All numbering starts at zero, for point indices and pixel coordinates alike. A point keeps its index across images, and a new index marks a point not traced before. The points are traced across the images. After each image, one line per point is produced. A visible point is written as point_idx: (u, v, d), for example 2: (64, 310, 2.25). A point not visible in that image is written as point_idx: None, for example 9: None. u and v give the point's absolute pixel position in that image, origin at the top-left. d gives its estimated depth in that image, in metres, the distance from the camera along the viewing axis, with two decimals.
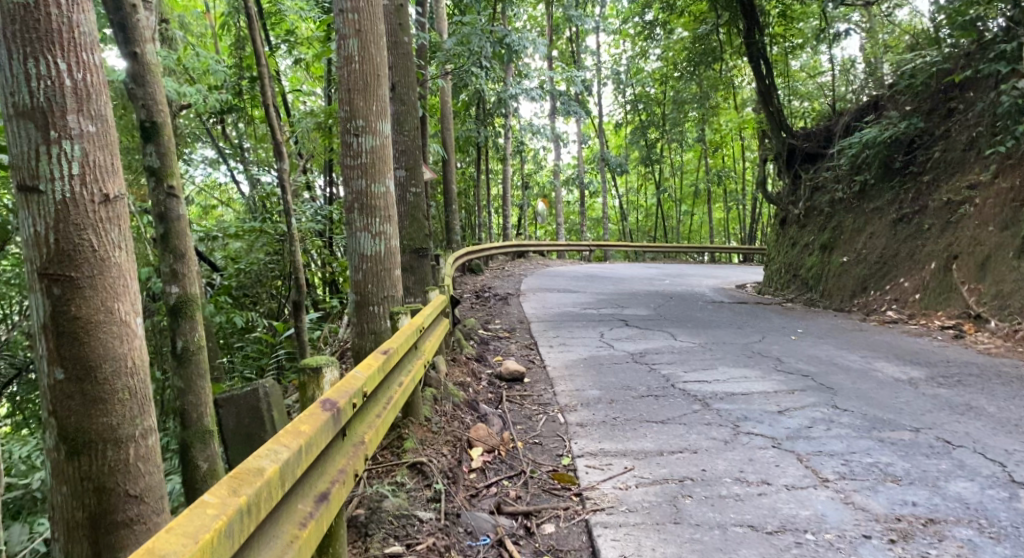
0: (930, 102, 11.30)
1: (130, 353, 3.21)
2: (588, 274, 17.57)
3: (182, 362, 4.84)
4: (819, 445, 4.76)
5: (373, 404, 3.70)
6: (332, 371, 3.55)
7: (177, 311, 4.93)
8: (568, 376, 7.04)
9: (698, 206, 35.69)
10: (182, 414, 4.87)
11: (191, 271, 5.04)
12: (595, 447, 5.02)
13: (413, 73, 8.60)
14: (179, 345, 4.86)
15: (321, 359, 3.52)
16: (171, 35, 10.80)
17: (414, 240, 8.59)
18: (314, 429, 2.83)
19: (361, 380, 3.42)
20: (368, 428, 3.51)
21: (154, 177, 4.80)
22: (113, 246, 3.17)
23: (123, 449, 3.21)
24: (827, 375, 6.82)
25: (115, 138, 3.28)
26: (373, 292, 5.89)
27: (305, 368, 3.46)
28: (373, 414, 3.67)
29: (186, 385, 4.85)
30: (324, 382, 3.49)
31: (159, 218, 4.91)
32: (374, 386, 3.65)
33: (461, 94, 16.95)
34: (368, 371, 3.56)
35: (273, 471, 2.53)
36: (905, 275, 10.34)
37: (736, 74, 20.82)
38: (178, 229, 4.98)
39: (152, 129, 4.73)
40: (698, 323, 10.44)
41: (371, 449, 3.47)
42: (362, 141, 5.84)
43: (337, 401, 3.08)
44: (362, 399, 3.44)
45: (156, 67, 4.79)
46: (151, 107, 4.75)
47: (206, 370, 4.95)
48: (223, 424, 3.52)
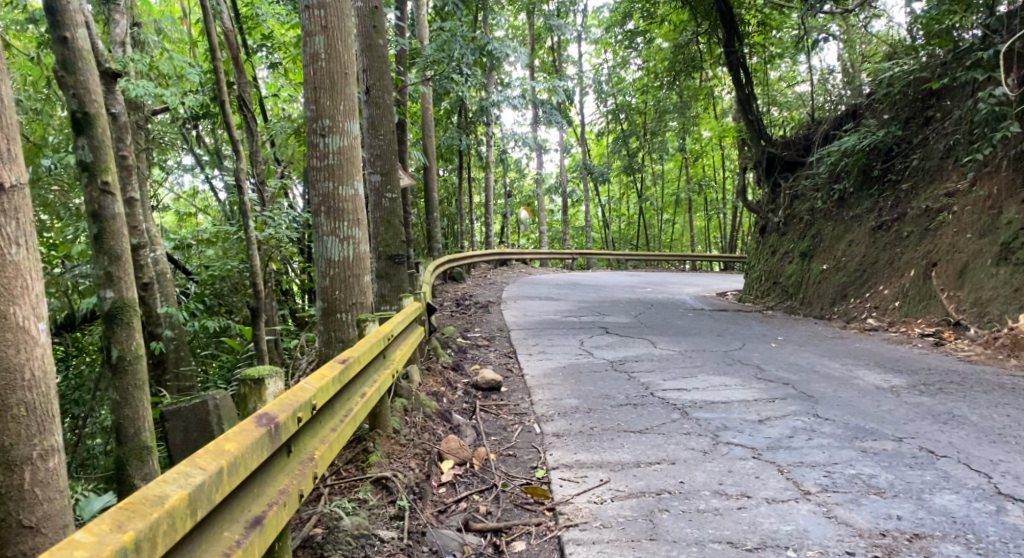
0: (907, 111, 11.26)
1: (26, 365, 3.08)
2: (571, 282, 17.41)
3: (116, 373, 4.60)
4: (801, 455, 4.60)
5: (328, 417, 3.52)
6: (277, 382, 3.34)
7: (112, 318, 4.64)
8: (545, 385, 6.86)
9: (680, 215, 35.69)
10: (118, 428, 4.67)
11: (128, 275, 4.70)
12: (570, 459, 4.83)
13: (388, 77, 8.40)
14: (114, 354, 4.62)
15: (265, 370, 3.31)
16: (143, 38, 10.57)
17: (390, 246, 8.26)
18: (240, 448, 2.65)
19: (309, 392, 3.23)
20: (321, 443, 3.33)
21: (86, 172, 4.52)
22: (8, 242, 3.04)
23: (17, 473, 3.08)
24: (809, 383, 6.68)
25: (14, 122, 3.10)
26: (341, 299, 5.69)
27: (246, 380, 3.25)
28: (328, 428, 3.49)
29: (122, 398, 4.66)
30: (267, 393, 3.28)
31: (93, 217, 4.64)
32: (329, 397, 3.46)
33: (441, 101, 16.77)
34: (321, 381, 3.38)
35: (175, 500, 2.35)
36: (884, 283, 10.26)
37: (717, 84, 20.82)
38: (114, 228, 4.69)
39: (84, 121, 4.42)
40: (678, 330, 10.29)
41: (323, 466, 3.29)
42: (329, 142, 5.64)
43: (275, 416, 2.92)
44: (313, 412, 3.25)
45: (89, 54, 4.47)
46: (83, 96, 4.42)
47: (144, 382, 4.70)
48: (169, 440, 3.30)
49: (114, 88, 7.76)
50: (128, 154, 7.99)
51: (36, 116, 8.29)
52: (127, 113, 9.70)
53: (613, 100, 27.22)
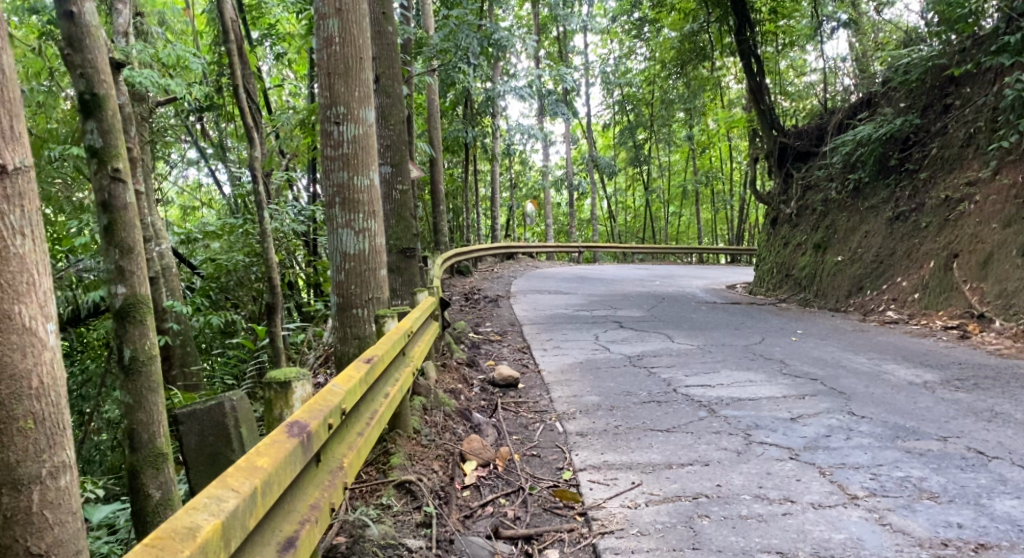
0: (925, 98, 10.93)
1: (33, 370, 2.73)
2: (580, 275, 17.16)
3: (130, 375, 4.29)
4: (842, 456, 4.39)
5: (355, 421, 3.32)
6: (304, 386, 3.15)
7: (125, 316, 4.35)
8: (564, 382, 6.65)
9: (686, 207, 35.39)
10: (130, 435, 4.36)
11: (140, 269, 4.42)
12: (597, 460, 4.63)
13: (398, 64, 8.18)
14: (127, 355, 4.30)
15: (291, 372, 3.12)
16: (146, 28, 10.36)
17: (401, 239, 8.13)
18: (273, 463, 2.47)
19: (339, 395, 3.04)
20: (349, 449, 3.14)
21: (95, 158, 4.22)
22: (12, 233, 2.70)
23: (24, 495, 2.72)
24: (837, 379, 6.46)
25: (17, 96, 2.78)
26: (357, 293, 5.48)
27: (271, 383, 3.07)
28: (355, 432, 3.29)
29: (135, 402, 4.35)
30: (294, 398, 3.09)
31: (102, 206, 4.34)
32: (356, 399, 3.27)
33: (447, 92, 16.49)
34: (348, 383, 3.20)
35: (211, 527, 2.16)
36: (902, 274, 10.04)
37: (726, 74, 20.50)
38: (124, 219, 4.39)
39: (93, 103, 4.19)
40: (693, 324, 10.07)
41: (352, 474, 3.11)
42: (343, 130, 5.43)
43: (306, 425, 2.73)
44: (341, 418, 3.06)
45: (98, 30, 4.22)
46: (91, 76, 4.17)
47: (159, 385, 4.43)
48: (184, 443, 3.14)
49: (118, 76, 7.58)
50: (133, 145, 7.83)
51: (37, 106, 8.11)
52: (131, 104, 9.51)
53: (619, 90, 26.91)
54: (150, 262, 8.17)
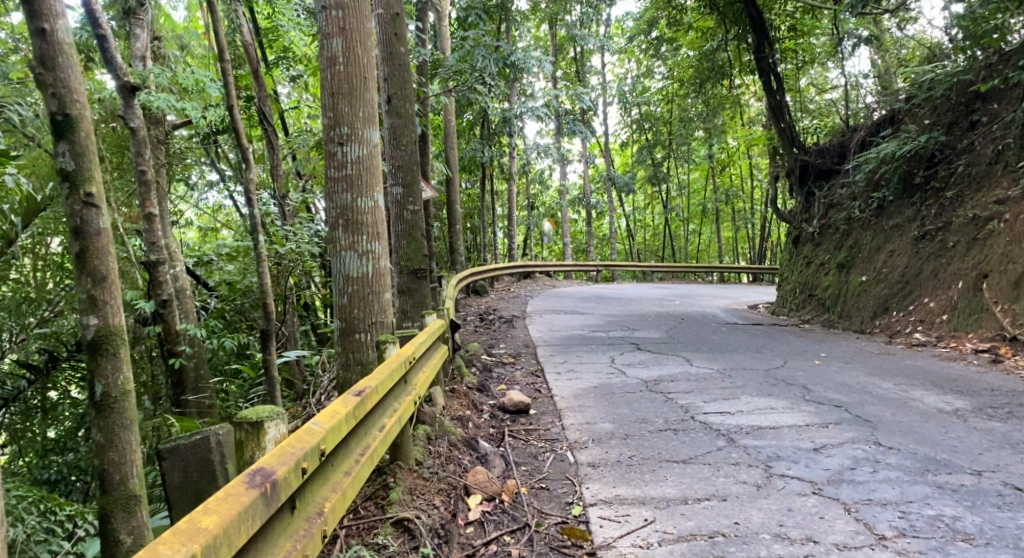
0: (950, 115, 10.64)
1: None
2: (597, 295, 16.88)
3: (100, 413, 3.98)
4: (868, 491, 4.19)
5: (343, 458, 3.36)
6: (278, 426, 3.25)
7: (96, 349, 4.00)
8: (576, 408, 6.44)
9: (706, 225, 34.99)
10: (101, 476, 4.05)
11: (115, 299, 4.04)
12: (609, 494, 4.44)
13: (411, 86, 8.09)
14: (98, 391, 4.00)
15: (264, 412, 3.22)
16: (164, 52, 10.38)
17: (412, 261, 7.95)
18: (222, 521, 2.55)
19: (317, 435, 3.08)
20: (332, 492, 3.19)
21: (66, 183, 3.93)
22: None
23: None
24: (863, 405, 6.20)
25: None
26: (360, 318, 5.33)
27: (242, 423, 3.17)
28: (341, 471, 3.33)
29: (107, 441, 4.04)
30: (266, 439, 3.19)
31: (75, 233, 3.98)
32: (342, 436, 3.30)
33: (463, 112, 16.39)
34: (332, 421, 3.23)
35: None
36: (929, 295, 9.74)
37: (745, 91, 20.23)
38: (99, 247, 4.01)
39: (65, 124, 3.89)
40: (714, 346, 9.81)
41: (333, 518, 3.16)
42: (347, 151, 5.31)
43: (271, 473, 2.79)
44: (321, 459, 3.10)
45: (71, 46, 3.93)
46: (63, 95, 3.88)
47: (134, 423, 4.11)
48: (166, 480, 2.98)
49: (132, 99, 7.56)
50: (147, 169, 7.86)
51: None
52: (147, 127, 9.51)
53: (638, 109, 26.75)
54: (161, 284, 8.15)
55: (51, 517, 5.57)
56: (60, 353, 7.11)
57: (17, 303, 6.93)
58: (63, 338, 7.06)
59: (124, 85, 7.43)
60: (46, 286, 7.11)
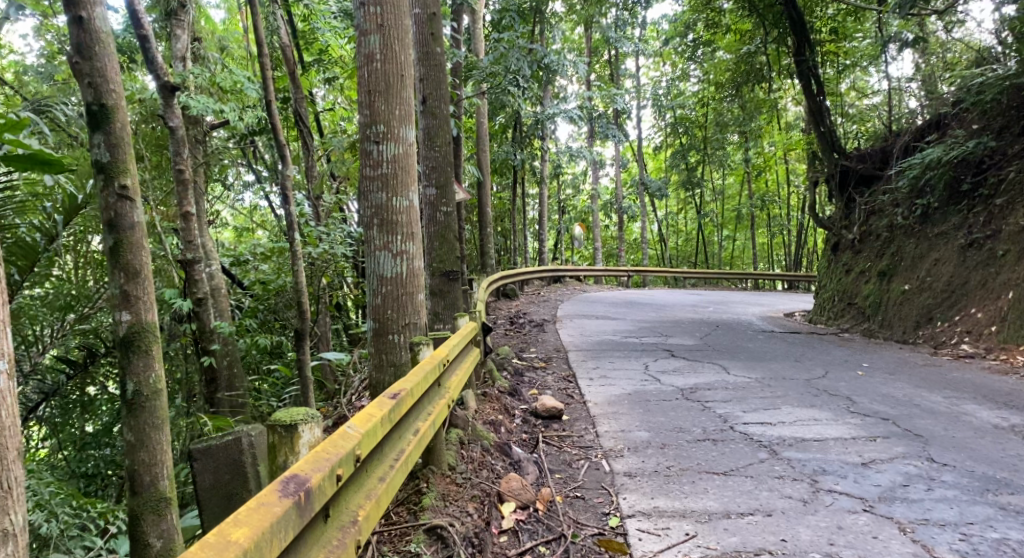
0: (1001, 120, 10.27)
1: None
2: (628, 300, 16.64)
3: (131, 410, 3.91)
4: (923, 510, 4.04)
5: (376, 464, 3.25)
6: (312, 429, 3.10)
7: (128, 345, 3.94)
8: (611, 415, 6.27)
9: (740, 232, 34.48)
10: (131, 477, 3.96)
11: (148, 294, 3.99)
12: (648, 505, 4.29)
13: (446, 85, 8.01)
14: (130, 389, 3.92)
15: (298, 415, 3.09)
16: (203, 53, 10.44)
17: (445, 262, 7.84)
18: (253, 534, 2.46)
19: (352, 440, 2.98)
20: (366, 499, 3.08)
21: (102, 175, 3.89)
22: None
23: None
24: (912, 419, 5.97)
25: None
26: (393, 319, 5.23)
27: (275, 426, 3.03)
28: (375, 477, 3.21)
29: (137, 440, 3.95)
30: (300, 443, 3.04)
31: (108, 227, 3.94)
32: (376, 440, 3.18)
33: (497, 114, 16.31)
34: (367, 425, 3.12)
35: None
36: (977, 305, 9.43)
37: (782, 95, 19.85)
38: (133, 241, 3.96)
39: (99, 115, 3.86)
40: (751, 354, 9.57)
41: (368, 526, 3.05)
42: (383, 149, 5.22)
43: (306, 480, 2.69)
44: (355, 465, 3.00)
45: (109, 37, 3.91)
46: (99, 85, 3.85)
47: (165, 423, 4.04)
48: (198, 482, 2.90)
49: (171, 99, 7.60)
50: (185, 168, 7.90)
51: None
52: (185, 127, 9.55)
53: (672, 113, 26.47)
54: (196, 283, 8.15)
55: (82, 513, 5.51)
56: (97, 349, 7.28)
57: (61, 300, 6.85)
58: (102, 335, 7.21)
59: (163, 85, 7.44)
60: (87, 284, 7.10)
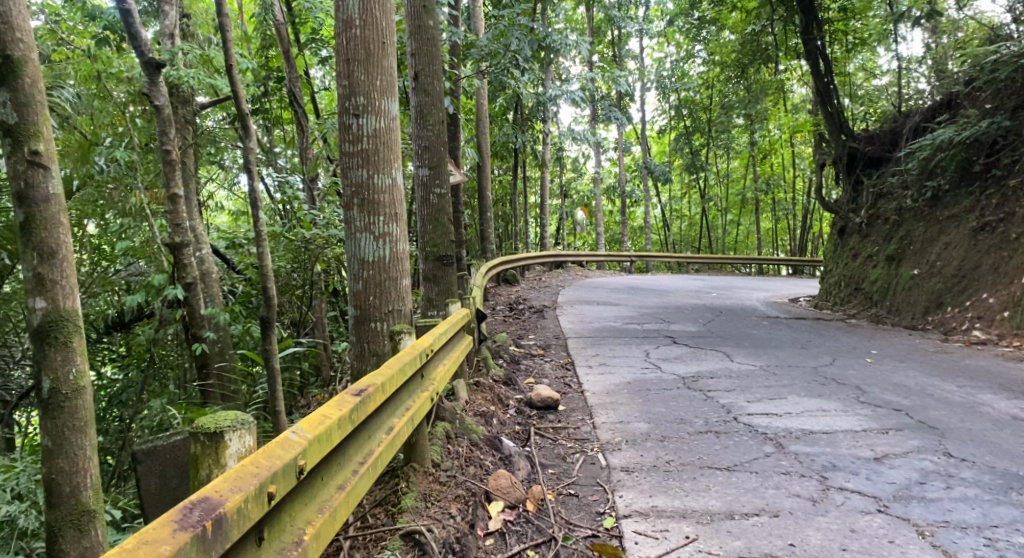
0: (1015, 99, 9.86)
1: None
2: (630, 285, 16.29)
3: (47, 411, 3.45)
4: (943, 511, 3.76)
5: (333, 472, 2.98)
6: (242, 437, 2.70)
7: (43, 337, 3.48)
8: (609, 405, 5.97)
9: (744, 217, 33.98)
10: (48, 487, 3.51)
11: (66, 277, 3.54)
12: (645, 504, 4.00)
13: (440, 60, 7.62)
14: (46, 387, 3.47)
15: (225, 420, 2.68)
16: (193, 31, 10.05)
17: (438, 246, 7.52)
18: None
19: (294, 448, 2.70)
20: (316, 513, 2.81)
21: (8, 139, 3.45)
22: None
23: None
24: (926, 410, 5.67)
25: None
26: (375, 305, 4.93)
27: (198, 434, 2.65)
28: (333, 486, 2.96)
29: (55, 446, 3.49)
30: (227, 454, 2.65)
31: (19, 200, 3.49)
32: (329, 446, 2.90)
33: (498, 96, 15.88)
34: (315, 431, 2.83)
35: None
36: (988, 290, 9.11)
37: (789, 76, 19.34)
38: (47, 217, 3.49)
39: (5, 67, 3.43)
40: (755, 341, 9.25)
41: (318, 544, 2.77)
42: (363, 123, 4.91)
43: (219, 506, 2.38)
44: (296, 478, 2.70)
45: None
46: (3, 34, 3.42)
47: (89, 425, 3.58)
48: (142, 484, 2.80)
49: (157, 77, 7.29)
50: (171, 149, 7.54)
51: (91, 114, 8.17)
52: (173, 105, 9.16)
53: (676, 96, 25.98)
54: (186, 267, 7.83)
55: None
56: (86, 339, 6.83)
57: None
58: None
59: (148, 62, 7.07)
60: None
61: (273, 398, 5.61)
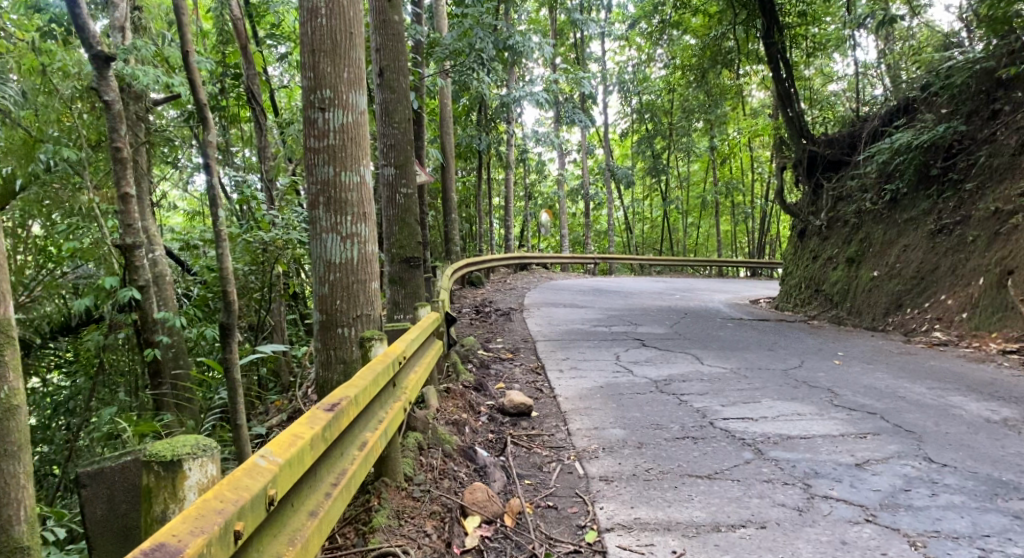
0: (970, 104, 9.93)
1: None
2: (595, 287, 16.16)
3: None
4: (932, 521, 3.71)
5: (305, 496, 2.78)
6: (203, 467, 2.53)
7: None
8: (583, 411, 5.81)
9: (704, 220, 34.21)
10: None
11: None
12: (628, 516, 3.86)
13: (405, 57, 7.38)
14: None
15: (183, 448, 2.52)
16: (146, 24, 9.62)
17: (405, 248, 7.30)
18: None
19: (263, 478, 2.51)
20: (288, 545, 2.62)
21: None
22: None
23: None
24: (901, 413, 5.64)
25: None
26: (343, 310, 4.70)
27: (152, 463, 2.49)
28: (306, 512, 2.77)
29: None
30: (185, 486, 2.50)
31: None
32: (301, 470, 2.71)
33: (461, 97, 15.64)
34: (286, 456, 2.63)
35: None
36: (947, 291, 9.18)
37: (750, 81, 19.45)
38: None
39: None
40: (724, 344, 9.19)
41: None
42: (329, 118, 4.67)
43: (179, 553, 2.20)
44: (265, 511, 2.52)
45: None
46: None
47: None
48: (87, 512, 2.62)
49: (107, 72, 6.91)
50: (123, 147, 7.12)
51: (35, 110, 7.76)
52: (125, 101, 8.75)
53: (637, 99, 26.02)
54: (138, 270, 7.47)
55: None
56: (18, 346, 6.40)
57: None
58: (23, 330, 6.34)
59: (97, 55, 6.69)
60: None
61: (233, 412, 5.32)
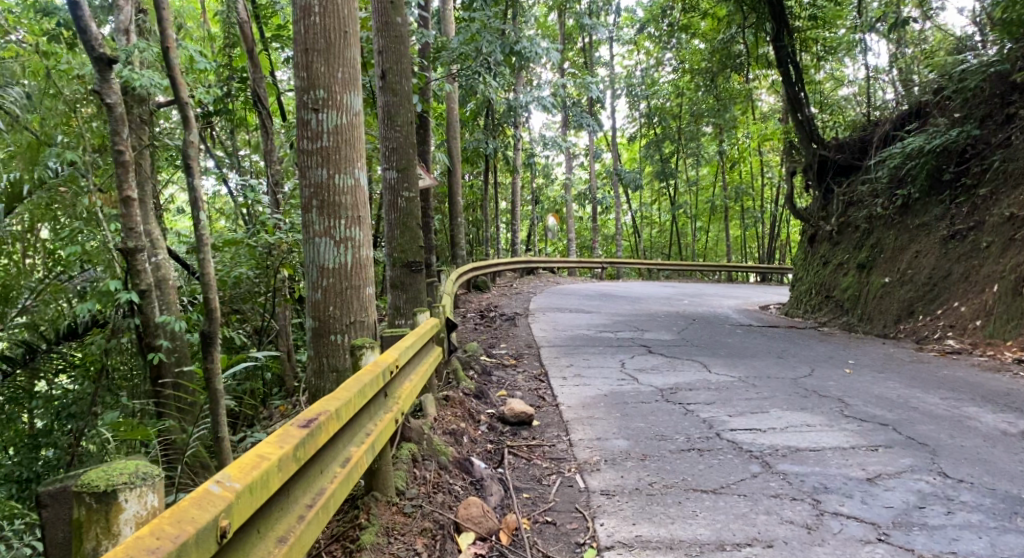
0: (983, 108, 9.73)
1: None
2: (602, 293, 15.98)
3: None
4: (947, 541, 3.56)
5: (271, 521, 2.71)
6: (140, 498, 2.47)
7: None
8: (585, 420, 5.66)
9: (713, 225, 33.94)
10: None
11: None
12: (628, 533, 3.72)
13: (407, 59, 7.24)
14: None
15: (119, 478, 2.46)
16: (150, 26, 9.51)
17: (406, 252, 7.18)
18: None
19: (214, 506, 2.44)
20: None
21: None
22: None
23: None
24: (914, 424, 5.46)
25: None
26: (336, 316, 4.57)
27: (83, 495, 2.44)
28: (273, 538, 2.70)
29: None
30: (121, 519, 2.44)
31: None
32: (264, 495, 2.64)
33: (468, 101, 15.49)
34: (244, 482, 2.56)
35: None
36: (959, 298, 8.98)
37: (759, 85, 19.21)
38: None
39: None
40: (731, 351, 9.02)
41: None
42: (323, 119, 4.55)
43: None
44: (219, 540, 2.45)
45: None
46: None
47: None
48: (48, 534, 2.60)
49: (108, 74, 6.78)
50: (126, 150, 6.95)
51: (36, 113, 7.61)
52: (127, 104, 8.64)
53: (646, 104, 25.80)
54: (140, 274, 7.32)
55: None
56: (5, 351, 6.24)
57: None
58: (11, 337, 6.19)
59: (99, 56, 6.58)
60: None
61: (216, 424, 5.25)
